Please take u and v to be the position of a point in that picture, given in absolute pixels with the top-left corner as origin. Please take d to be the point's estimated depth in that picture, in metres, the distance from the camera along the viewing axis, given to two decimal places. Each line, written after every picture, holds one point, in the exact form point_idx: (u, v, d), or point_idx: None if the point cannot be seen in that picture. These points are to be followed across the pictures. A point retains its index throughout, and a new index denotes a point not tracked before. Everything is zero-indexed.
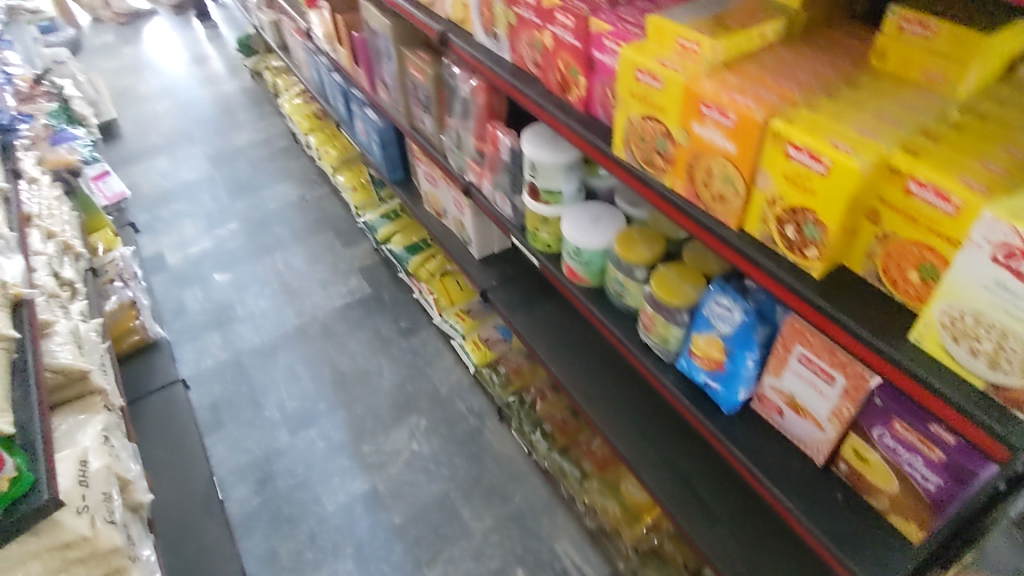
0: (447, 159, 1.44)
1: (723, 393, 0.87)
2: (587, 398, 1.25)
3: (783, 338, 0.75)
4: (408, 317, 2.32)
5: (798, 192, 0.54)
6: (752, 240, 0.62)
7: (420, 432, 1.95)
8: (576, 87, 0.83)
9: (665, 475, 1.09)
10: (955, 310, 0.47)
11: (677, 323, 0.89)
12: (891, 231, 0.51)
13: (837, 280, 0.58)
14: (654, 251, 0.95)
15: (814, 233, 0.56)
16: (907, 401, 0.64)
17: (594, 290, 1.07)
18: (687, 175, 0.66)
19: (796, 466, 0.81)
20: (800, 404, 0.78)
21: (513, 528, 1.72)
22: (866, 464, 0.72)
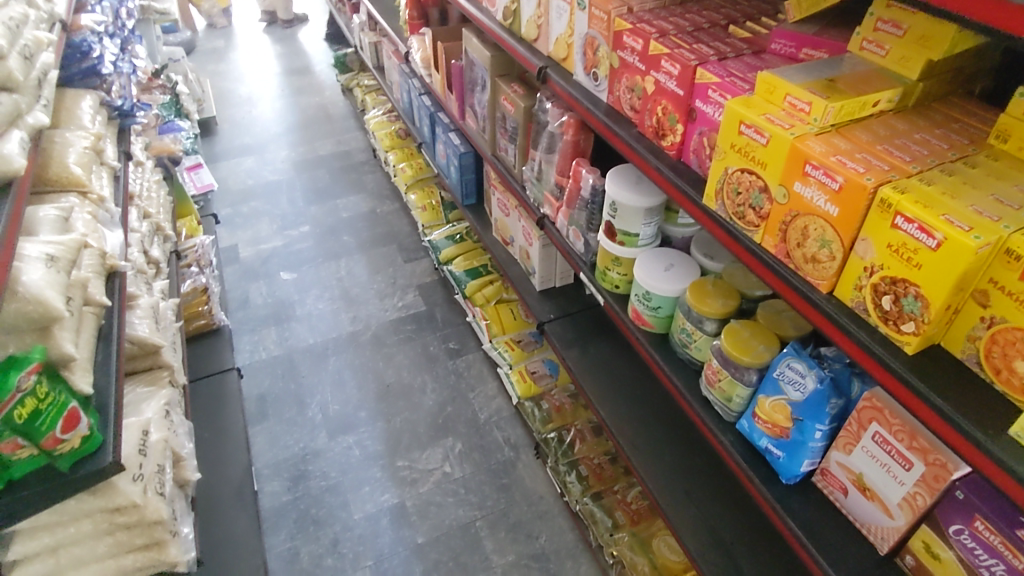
0: (524, 190, 1.46)
1: (784, 461, 0.83)
2: (633, 446, 1.23)
3: (858, 415, 0.72)
4: (458, 339, 2.34)
5: (902, 263, 0.53)
6: (842, 306, 0.61)
7: (454, 455, 1.95)
8: (672, 133, 0.83)
9: (704, 537, 1.06)
10: None
11: (744, 382, 0.87)
12: (1001, 316, 0.51)
13: (932, 359, 0.56)
14: (728, 306, 0.92)
15: (913, 307, 0.54)
16: (992, 501, 0.61)
17: (658, 337, 1.05)
18: (780, 233, 0.65)
19: (856, 551, 0.77)
20: (868, 486, 0.75)
21: (533, 569, 1.68)
22: (936, 561, 0.68)
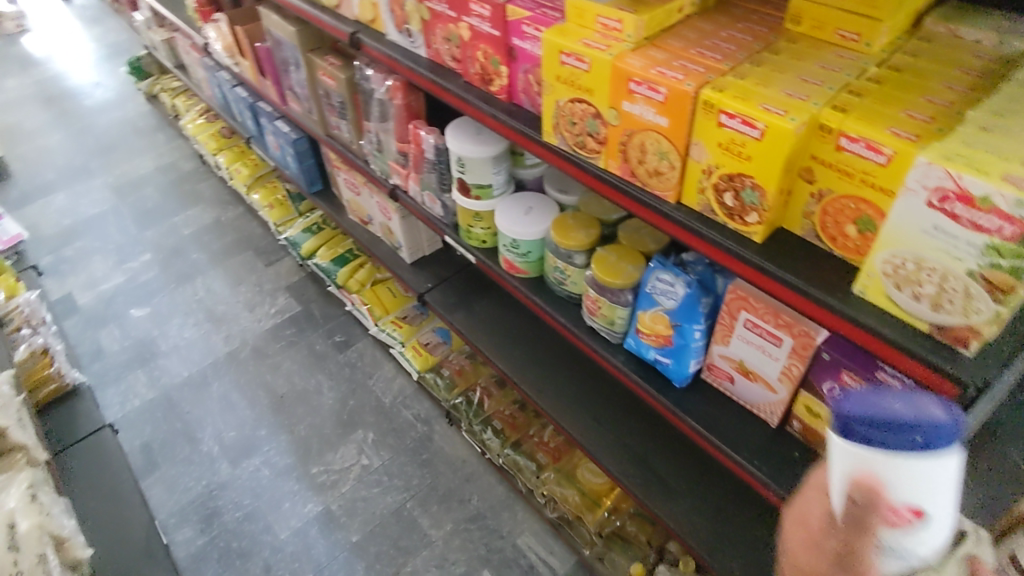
0: (368, 164, 1.39)
1: (674, 367, 0.87)
2: (536, 388, 1.25)
3: (728, 307, 0.77)
4: (342, 330, 2.25)
5: (734, 158, 0.56)
6: (691, 212, 0.63)
7: (369, 446, 1.89)
8: (498, 77, 0.82)
9: (621, 455, 1.10)
10: (897, 258, 0.50)
11: (622, 304, 0.90)
12: (826, 187, 0.54)
13: (778, 241, 0.60)
14: (591, 235, 0.94)
15: (752, 198, 0.57)
16: (852, 353, 0.68)
17: (534, 280, 1.06)
18: (620, 155, 0.66)
19: (752, 432, 0.83)
20: (749, 370, 0.80)
21: (474, 530, 1.70)
22: (818, 419, 0.76)
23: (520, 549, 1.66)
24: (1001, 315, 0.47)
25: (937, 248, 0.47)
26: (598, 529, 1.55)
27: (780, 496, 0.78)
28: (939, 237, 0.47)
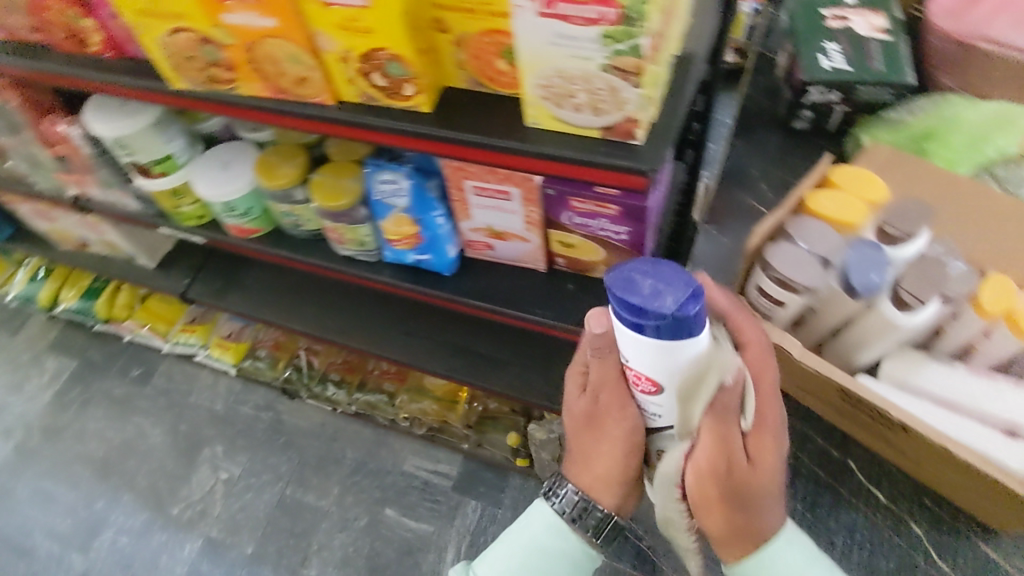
0: (32, 184, 1.14)
1: (435, 258, 0.87)
2: (342, 332, 1.22)
3: (451, 182, 0.77)
4: (138, 360, 1.98)
5: (356, 36, 0.51)
6: (356, 106, 0.59)
7: (222, 461, 1.77)
8: (92, 34, 0.67)
9: (445, 355, 1.20)
10: (546, 78, 0.50)
11: (361, 221, 0.86)
12: (460, 31, 0.52)
13: (448, 103, 0.59)
14: (299, 164, 0.86)
15: (399, 70, 0.54)
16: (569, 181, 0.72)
17: (272, 234, 0.97)
18: (257, 74, 0.59)
19: (529, 284, 0.88)
20: (501, 231, 0.83)
21: (362, 480, 1.70)
22: (573, 248, 0.82)
23: (410, 474, 1.70)
24: (643, 96, 0.49)
25: (569, 55, 0.46)
26: (467, 422, 1.66)
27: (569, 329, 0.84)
28: (566, 44, 0.46)
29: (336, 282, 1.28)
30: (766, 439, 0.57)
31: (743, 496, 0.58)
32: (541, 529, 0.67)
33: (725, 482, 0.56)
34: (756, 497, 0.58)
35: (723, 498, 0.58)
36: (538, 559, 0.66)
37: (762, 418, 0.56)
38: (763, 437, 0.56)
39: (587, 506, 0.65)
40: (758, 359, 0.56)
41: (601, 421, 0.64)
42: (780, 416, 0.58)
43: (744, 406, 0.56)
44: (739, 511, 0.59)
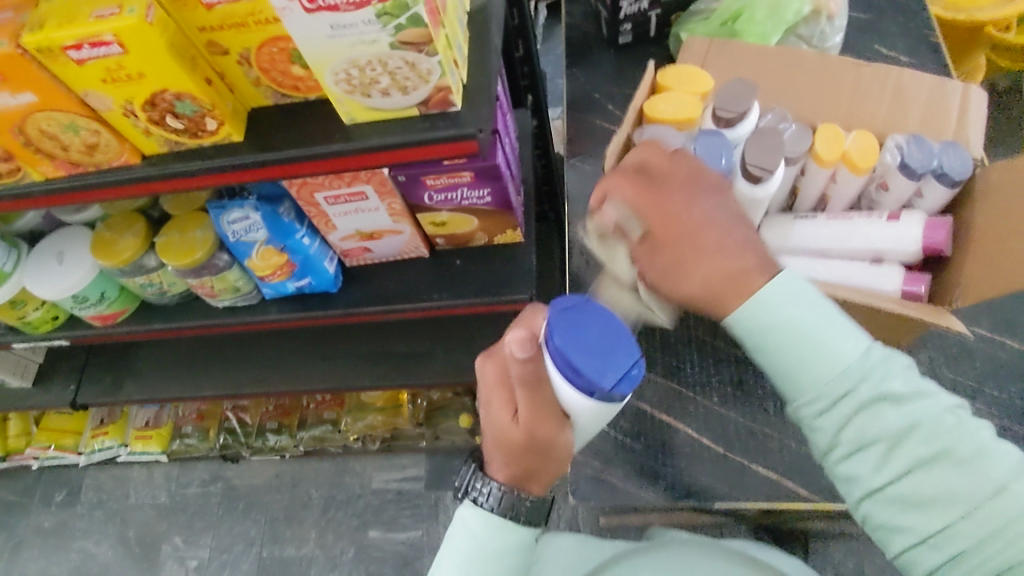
0: None
1: (316, 279, 0.84)
2: (256, 379, 1.19)
3: (302, 199, 0.74)
4: (58, 484, 1.92)
5: (130, 84, 0.49)
6: (162, 157, 0.56)
7: (184, 549, 1.79)
8: None
9: (367, 366, 1.18)
10: (341, 73, 0.48)
11: (225, 267, 0.81)
12: (241, 47, 0.51)
13: (257, 125, 0.56)
14: (139, 231, 0.81)
15: (191, 107, 0.51)
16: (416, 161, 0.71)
17: (140, 310, 0.91)
18: (41, 155, 0.55)
19: (418, 274, 0.87)
20: (371, 231, 0.81)
21: (334, 514, 1.76)
22: (446, 225, 0.81)
23: (379, 490, 1.76)
24: (442, 63, 0.48)
25: (353, 43, 0.46)
26: (417, 419, 1.68)
27: (469, 305, 0.84)
28: (345, 33, 0.45)
29: (227, 337, 1.22)
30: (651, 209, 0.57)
31: (675, 263, 0.56)
32: (481, 531, 0.59)
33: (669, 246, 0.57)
34: (688, 257, 0.55)
35: (675, 284, 0.57)
36: (490, 563, 0.59)
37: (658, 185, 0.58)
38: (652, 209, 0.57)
39: (517, 498, 0.58)
40: (613, 176, 0.61)
41: (544, 444, 0.58)
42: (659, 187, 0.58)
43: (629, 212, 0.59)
44: (691, 275, 0.56)
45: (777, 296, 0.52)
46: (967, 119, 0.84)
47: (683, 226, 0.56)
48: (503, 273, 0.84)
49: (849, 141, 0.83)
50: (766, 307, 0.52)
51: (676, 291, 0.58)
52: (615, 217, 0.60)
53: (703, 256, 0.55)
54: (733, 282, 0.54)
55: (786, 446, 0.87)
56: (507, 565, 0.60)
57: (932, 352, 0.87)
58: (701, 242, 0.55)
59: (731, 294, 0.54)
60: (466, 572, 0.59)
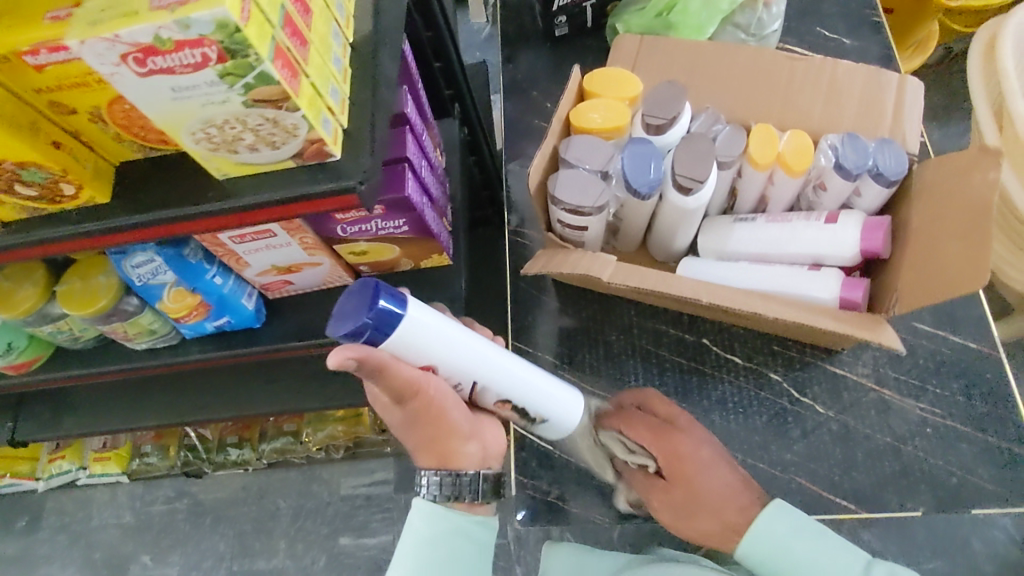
0: None
1: (237, 316, 0.80)
2: (199, 407, 1.15)
3: (207, 239, 0.69)
4: (20, 510, 1.87)
5: None
6: (23, 223, 0.51)
7: (155, 566, 1.77)
8: None
9: (313, 388, 1.15)
10: (198, 131, 0.44)
11: (136, 311, 0.77)
12: (89, 105, 0.46)
13: (126, 182, 0.52)
14: (36, 279, 0.76)
15: (41, 174, 0.47)
16: None
17: (55, 356, 0.86)
18: None
19: None
20: (288, 265, 0.77)
21: (303, 524, 1.74)
22: (368, 254, 0.77)
23: (347, 496, 1.74)
24: (307, 116, 0.44)
25: (202, 104, 0.41)
26: (380, 425, 1.66)
27: None
28: (190, 95, 0.40)
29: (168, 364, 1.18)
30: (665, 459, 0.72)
31: (683, 505, 0.71)
32: (422, 523, 0.67)
33: (674, 511, 0.72)
34: (695, 506, 0.70)
35: (686, 521, 0.71)
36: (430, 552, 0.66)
37: (665, 450, 0.72)
38: (665, 461, 0.72)
39: (456, 479, 0.67)
40: (634, 434, 0.75)
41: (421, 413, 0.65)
42: (659, 446, 0.73)
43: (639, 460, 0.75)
44: (695, 516, 0.70)
45: (767, 524, 0.67)
46: (903, 110, 0.81)
47: (685, 491, 0.70)
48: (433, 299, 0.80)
49: (783, 142, 0.80)
50: (763, 539, 0.66)
51: (689, 527, 0.72)
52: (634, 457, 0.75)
53: (707, 502, 0.69)
54: (728, 530, 0.69)
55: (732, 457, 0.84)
56: (458, 548, 0.67)
57: (875, 352, 0.86)
58: (706, 492, 0.70)
59: (726, 534, 0.69)
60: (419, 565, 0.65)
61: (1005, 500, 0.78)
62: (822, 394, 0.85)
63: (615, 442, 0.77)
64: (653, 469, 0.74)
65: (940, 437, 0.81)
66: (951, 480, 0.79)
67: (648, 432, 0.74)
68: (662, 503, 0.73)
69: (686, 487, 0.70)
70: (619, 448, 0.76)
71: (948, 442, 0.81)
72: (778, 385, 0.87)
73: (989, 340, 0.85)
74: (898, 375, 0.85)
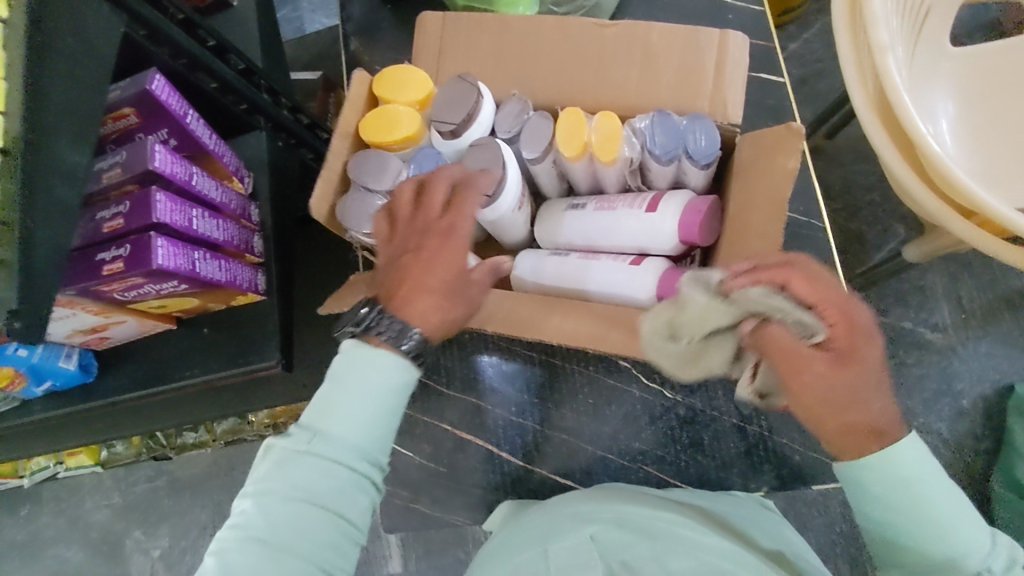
0: None
1: (66, 376, 0.79)
2: None
3: None
4: None
5: None
6: None
7: (148, 541, 1.63)
8: None
9: None
10: None
11: None
12: None
13: None
14: None
15: None
16: (77, 274, 0.64)
17: None
18: None
19: (169, 349, 0.82)
20: (95, 326, 0.75)
21: None
22: (168, 305, 0.75)
23: None
24: None
25: None
26: None
27: (223, 378, 0.81)
28: None
29: None
30: (847, 333, 0.53)
31: (842, 393, 0.52)
32: (383, 365, 0.53)
33: (830, 397, 0.52)
34: (852, 398, 0.52)
35: (828, 407, 0.52)
36: (378, 407, 0.52)
37: (847, 321, 0.53)
38: (844, 333, 0.53)
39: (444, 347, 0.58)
40: (811, 291, 0.53)
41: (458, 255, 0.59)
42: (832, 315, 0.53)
43: (805, 325, 0.53)
44: (840, 406, 0.52)
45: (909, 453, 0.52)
46: (725, 75, 0.72)
47: (857, 379, 0.52)
48: (249, 338, 0.81)
49: (591, 127, 0.73)
50: (887, 462, 0.52)
51: (823, 411, 0.53)
52: (794, 319, 0.53)
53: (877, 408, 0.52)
54: (872, 432, 0.53)
55: (582, 451, 0.84)
56: (398, 403, 0.54)
57: None
58: (869, 389, 0.52)
59: (862, 436, 0.53)
60: (348, 405, 0.51)
61: None
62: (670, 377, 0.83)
63: (765, 296, 0.53)
64: (818, 341, 0.53)
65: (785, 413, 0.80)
66: (793, 458, 0.80)
67: (827, 291, 0.53)
68: (813, 377, 0.52)
69: (865, 368, 0.52)
70: (775, 302, 0.53)
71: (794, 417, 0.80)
72: (627, 370, 0.85)
73: None
74: None
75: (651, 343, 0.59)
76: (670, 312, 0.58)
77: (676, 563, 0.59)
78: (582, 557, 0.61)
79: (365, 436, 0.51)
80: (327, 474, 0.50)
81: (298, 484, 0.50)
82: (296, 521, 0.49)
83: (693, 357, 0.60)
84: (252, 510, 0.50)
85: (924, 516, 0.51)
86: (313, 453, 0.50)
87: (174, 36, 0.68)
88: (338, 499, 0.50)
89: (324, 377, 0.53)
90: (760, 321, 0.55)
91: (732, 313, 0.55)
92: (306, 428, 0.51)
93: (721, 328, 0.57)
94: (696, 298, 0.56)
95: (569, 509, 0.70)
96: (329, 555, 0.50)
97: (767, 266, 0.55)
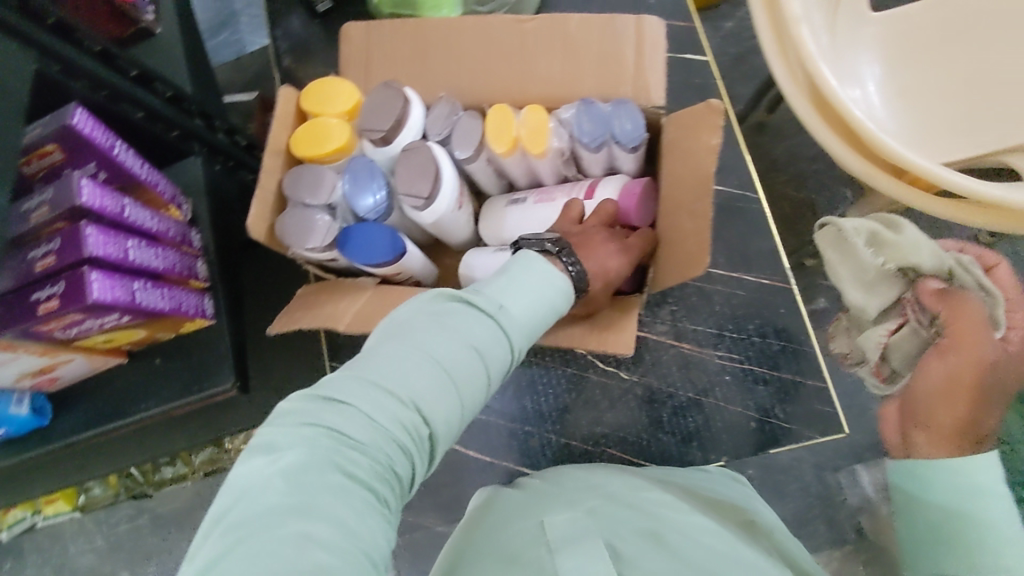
0: None
1: (18, 423, 0.78)
2: None
3: None
4: None
5: None
6: None
7: None
8: None
9: None
10: None
11: None
12: None
13: None
14: None
15: None
16: (13, 316, 0.63)
17: None
18: None
19: (122, 384, 0.81)
20: (42, 368, 0.74)
21: None
22: (114, 339, 0.75)
23: None
24: None
25: None
26: None
27: (180, 408, 0.80)
28: None
29: None
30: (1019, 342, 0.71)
31: (980, 385, 0.66)
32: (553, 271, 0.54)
33: (986, 383, 0.66)
34: (992, 389, 0.67)
35: (970, 399, 0.66)
36: (539, 305, 0.52)
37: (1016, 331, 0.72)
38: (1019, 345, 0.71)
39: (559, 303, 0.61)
40: (975, 289, 0.71)
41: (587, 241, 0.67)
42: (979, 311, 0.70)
43: (995, 318, 0.70)
44: (957, 399, 0.66)
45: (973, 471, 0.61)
46: (644, 60, 0.73)
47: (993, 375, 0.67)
48: (203, 365, 0.80)
49: (519, 121, 0.74)
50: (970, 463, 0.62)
51: (960, 402, 0.66)
52: (993, 314, 0.70)
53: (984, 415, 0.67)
54: (977, 427, 0.66)
55: (548, 440, 0.86)
56: (546, 314, 0.52)
57: (673, 306, 0.85)
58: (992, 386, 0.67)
59: (963, 426, 0.65)
60: (527, 290, 0.51)
61: (801, 433, 0.81)
62: (625, 359, 0.85)
63: (980, 289, 0.70)
64: (1000, 335, 0.69)
65: (737, 382, 0.83)
66: (751, 424, 0.82)
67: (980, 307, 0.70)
68: (964, 363, 0.67)
69: (1002, 364, 0.68)
70: (980, 293, 0.70)
71: (744, 386, 0.82)
72: (583, 358, 0.86)
73: (780, 271, 0.84)
74: (696, 326, 0.84)
75: (840, 242, 0.75)
76: (878, 228, 0.73)
77: (666, 536, 0.59)
78: (585, 530, 0.59)
79: (515, 327, 0.49)
80: (493, 336, 0.48)
81: (469, 330, 0.47)
82: (418, 373, 0.43)
83: (859, 285, 0.75)
84: (413, 331, 0.46)
85: (964, 517, 0.60)
86: (480, 313, 0.48)
87: (90, 69, 0.67)
88: (465, 374, 0.45)
89: (504, 267, 0.54)
90: (949, 281, 0.71)
91: (936, 261, 0.70)
92: (487, 294, 0.50)
93: (900, 295, 0.73)
94: (914, 229, 0.72)
95: (558, 486, 0.72)
96: (456, 421, 0.45)
97: (985, 258, 0.76)
